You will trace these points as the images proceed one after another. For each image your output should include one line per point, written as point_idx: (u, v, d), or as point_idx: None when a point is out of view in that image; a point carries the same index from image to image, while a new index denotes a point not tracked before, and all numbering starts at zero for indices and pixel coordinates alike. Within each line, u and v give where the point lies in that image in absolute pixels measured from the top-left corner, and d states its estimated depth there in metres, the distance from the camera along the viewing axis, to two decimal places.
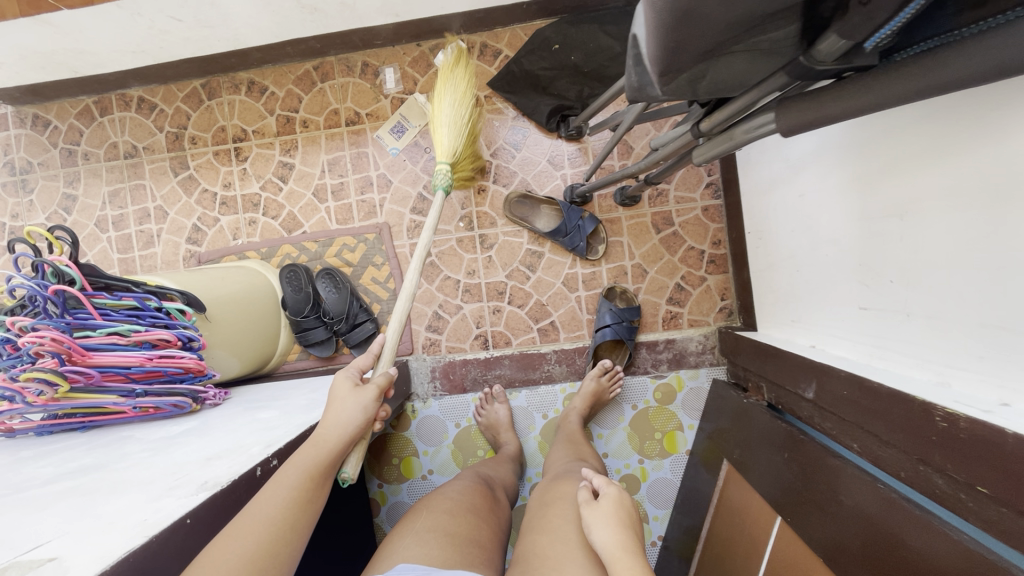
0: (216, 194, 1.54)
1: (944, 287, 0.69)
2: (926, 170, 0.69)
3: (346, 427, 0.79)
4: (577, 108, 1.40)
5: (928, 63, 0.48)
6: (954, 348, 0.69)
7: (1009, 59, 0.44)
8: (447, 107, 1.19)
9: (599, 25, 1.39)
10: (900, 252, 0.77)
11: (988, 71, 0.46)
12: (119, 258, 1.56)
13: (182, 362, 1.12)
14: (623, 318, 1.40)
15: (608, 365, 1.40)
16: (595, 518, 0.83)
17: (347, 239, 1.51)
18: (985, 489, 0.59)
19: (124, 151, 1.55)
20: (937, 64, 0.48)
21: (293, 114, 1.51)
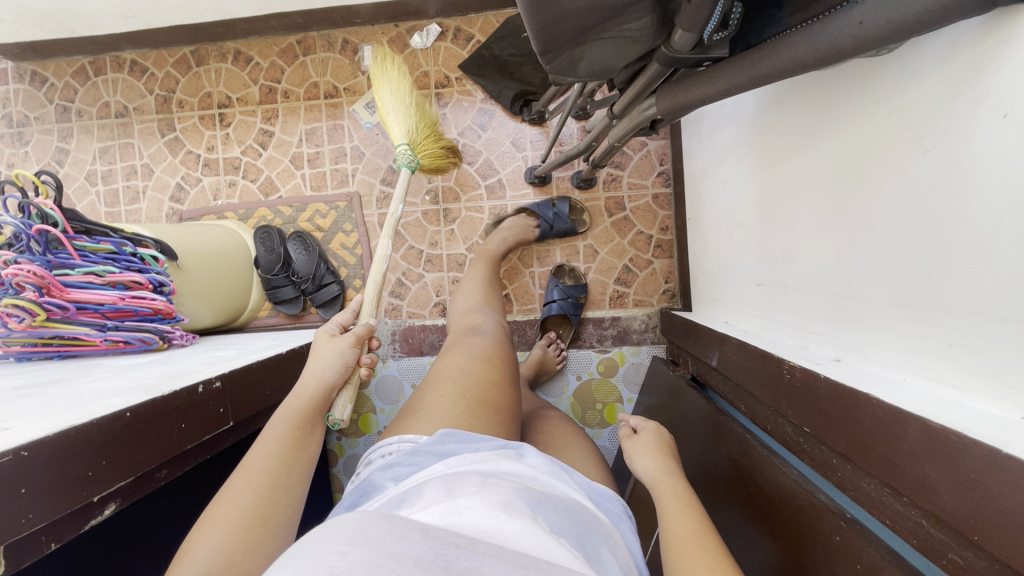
0: (200, 156, 1.64)
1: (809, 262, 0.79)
2: (800, 159, 0.79)
3: (323, 373, 0.85)
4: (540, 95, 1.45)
5: (755, 58, 0.58)
6: (812, 315, 0.79)
7: (808, 59, 0.53)
8: (387, 95, 1.29)
9: None
10: (783, 232, 0.86)
11: (795, 67, 0.55)
12: (106, 211, 1.66)
13: (153, 304, 1.21)
14: (569, 294, 1.50)
15: (552, 335, 1.54)
16: (639, 449, 0.92)
17: (319, 205, 1.60)
18: (809, 429, 0.69)
19: (115, 110, 1.65)
20: (761, 59, 0.57)
21: (276, 85, 1.60)
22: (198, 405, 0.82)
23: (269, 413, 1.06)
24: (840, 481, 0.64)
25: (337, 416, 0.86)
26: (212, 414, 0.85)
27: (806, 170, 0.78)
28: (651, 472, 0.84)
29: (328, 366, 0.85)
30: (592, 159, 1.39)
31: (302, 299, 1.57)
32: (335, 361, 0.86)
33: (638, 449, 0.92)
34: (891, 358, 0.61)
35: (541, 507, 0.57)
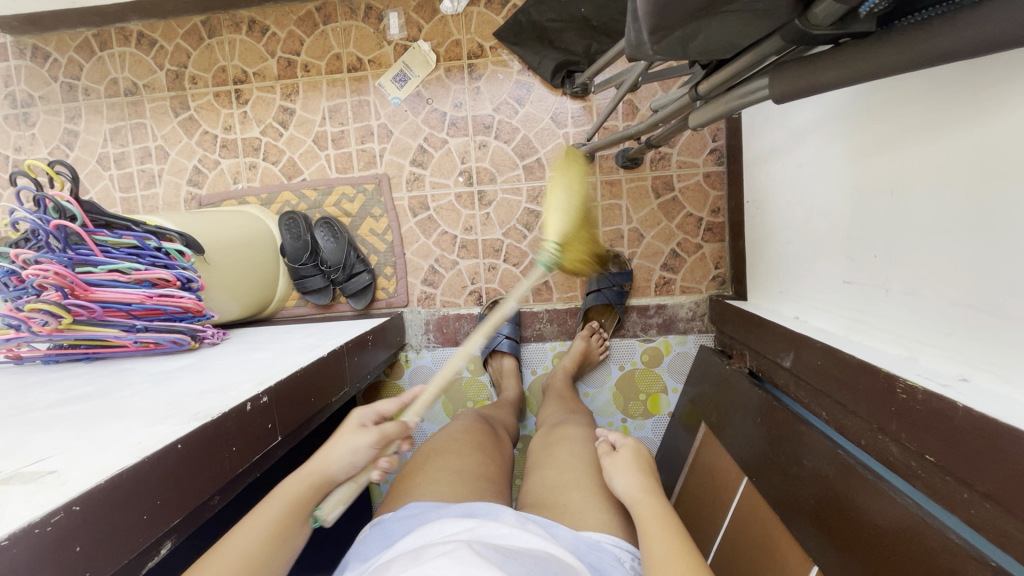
0: (217, 137, 1.53)
1: (922, 265, 0.71)
2: (917, 147, 0.70)
3: (329, 467, 0.74)
4: (583, 65, 1.35)
5: (920, 35, 0.46)
6: (926, 324, 0.71)
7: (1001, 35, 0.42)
8: (559, 204, 0.96)
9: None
10: (884, 228, 0.78)
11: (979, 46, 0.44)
12: (121, 197, 1.57)
13: (181, 303, 1.14)
14: (613, 284, 1.44)
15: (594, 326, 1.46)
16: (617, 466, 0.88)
17: (346, 188, 1.51)
18: (931, 457, 0.63)
19: (124, 88, 1.54)
20: (926, 36, 0.46)
21: (295, 57, 1.48)
22: (247, 424, 0.76)
23: (315, 419, 1.01)
24: (971, 518, 0.58)
25: (319, 516, 0.69)
26: (262, 431, 0.79)
27: (926, 160, 0.68)
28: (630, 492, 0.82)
29: (335, 464, 0.74)
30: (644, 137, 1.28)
31: (333, 288, 1.50)
32: (346, 458, 0.75)
33: (621, 467, 0.88)
34: None
35: (504, 558, 0.59)
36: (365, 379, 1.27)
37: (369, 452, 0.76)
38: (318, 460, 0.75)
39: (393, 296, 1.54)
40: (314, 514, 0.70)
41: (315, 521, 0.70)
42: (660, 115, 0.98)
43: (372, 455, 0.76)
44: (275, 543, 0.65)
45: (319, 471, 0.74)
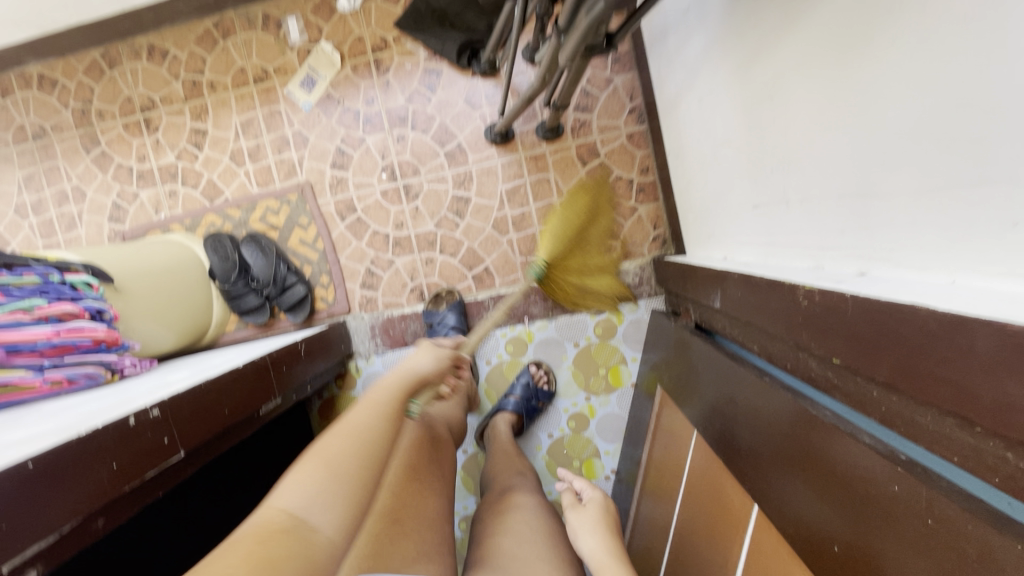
0: (132, 168, 1.50)
1: (811, 171, 0.67)
2: (788, 46, 0.66)
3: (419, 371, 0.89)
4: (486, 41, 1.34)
5: None
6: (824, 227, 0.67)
7: None
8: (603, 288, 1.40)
9: None
10: (773, 141, 0.75)
11: None
12: (44, 243, 1.53)
13: (93, 333, 1.11)
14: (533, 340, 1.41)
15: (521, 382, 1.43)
16: (581, 523, 0.96)
17: (269, 201, 1.47)
18: (839, 360, 0.58)
19: (32, 132, 1.50)
20: None
21: (199, 77, 1.45)
22: (131, 439, 0.70)
23: (234, 434, 0.96)
24: (885, 416, 0.53)
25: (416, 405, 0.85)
26: (154, 448, 0.74)
27: (796, 58, 0.65)
28: (595, 554, 0.90)
29: (420, 363, 0.90)
30: (552, 102, 1.25)
31: (269, 306, 1.46)
32: (425, 358, 0.91)
33: (585, 525, 0.96)
34: (933, 257, 0.49)
35: None
36: (302, 390, 1.23)
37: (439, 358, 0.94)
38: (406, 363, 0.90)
39: (333, 305, 1.49)
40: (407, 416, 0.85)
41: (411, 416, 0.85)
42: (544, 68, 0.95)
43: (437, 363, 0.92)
44: (354, 450, 0.70)
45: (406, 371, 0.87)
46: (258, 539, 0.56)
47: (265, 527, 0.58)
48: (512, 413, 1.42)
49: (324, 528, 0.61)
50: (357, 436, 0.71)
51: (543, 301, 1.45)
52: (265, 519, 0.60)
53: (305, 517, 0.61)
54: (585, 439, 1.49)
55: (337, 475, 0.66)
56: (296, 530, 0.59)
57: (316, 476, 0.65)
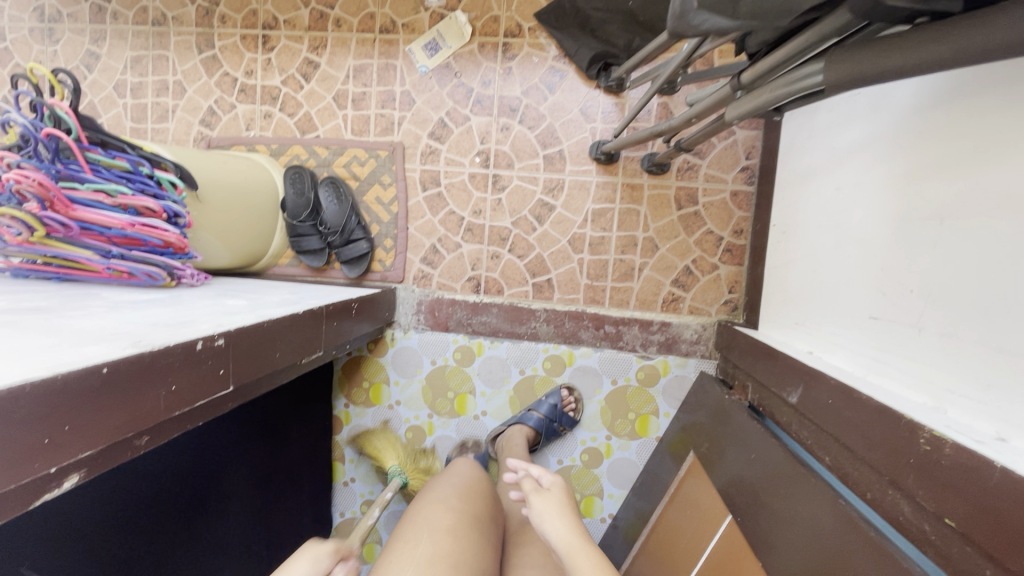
0: (236, 80, 1.49)
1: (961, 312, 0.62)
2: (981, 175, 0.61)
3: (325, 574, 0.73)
4: (622, 59, 1.29)
5: (994, 18, 0.40)
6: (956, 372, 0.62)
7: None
8: None
9: None
10: (920, 261, 0.70)
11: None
12: (131, 126, 1.55)
13: (165, 236, 1.09)
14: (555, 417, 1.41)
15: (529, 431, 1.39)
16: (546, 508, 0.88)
17: (358, 151, 1.45)
18: (951, 522, 0.54)
19: (153, 17, 1.51)
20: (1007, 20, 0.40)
21: (328, 11, 1.44)
22: (194, 364, 0.69)
23: (276, 379, 0.94)
24: None
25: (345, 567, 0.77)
26: (210, 377, 0.73)
27: (989, 189, 0.60)
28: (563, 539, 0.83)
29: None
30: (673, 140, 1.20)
31: (328, 252, 1.45)
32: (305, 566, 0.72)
33: (551, 510, 0.88)
34: None
35: None
36: (343, 348, 1.21)
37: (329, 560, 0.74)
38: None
39: (388, 270, 1.47)
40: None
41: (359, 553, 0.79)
42: (693, 111, 0.91)
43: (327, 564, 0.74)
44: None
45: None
46: None
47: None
48: (531, 429, 1.39)
49: None
50: None
51: (594, 330, 1.42)
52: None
53: None
54: (593, 475, 1.46)
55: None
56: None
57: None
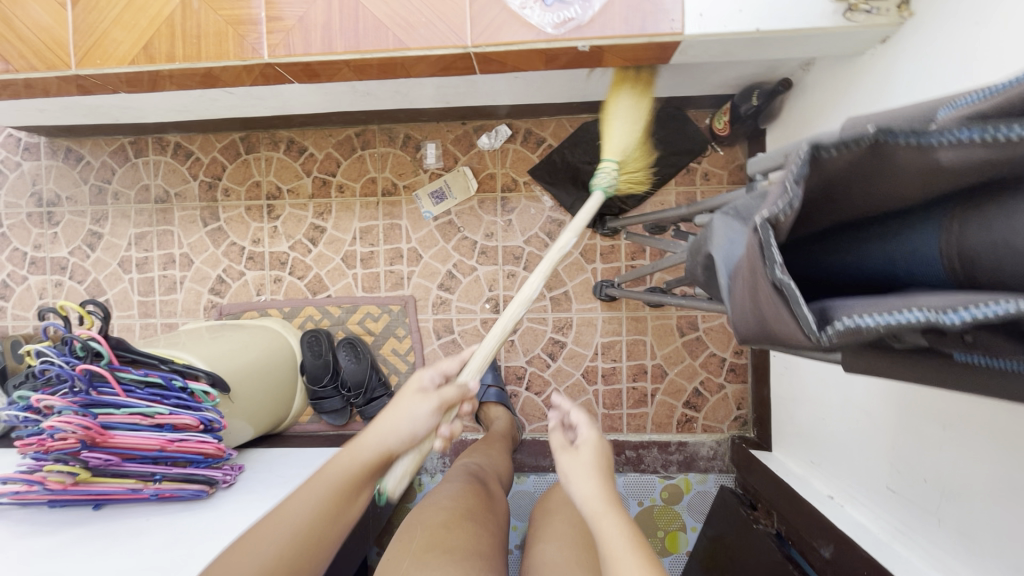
0: (244, 248, 1.54)
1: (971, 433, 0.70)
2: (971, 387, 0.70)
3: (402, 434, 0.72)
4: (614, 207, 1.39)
5: None
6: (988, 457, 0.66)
7: None
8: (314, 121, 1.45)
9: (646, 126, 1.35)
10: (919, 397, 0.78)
11: None
12: (138, 300, 1.57)
13: (201, 448, 1.11)
14: None
15: None
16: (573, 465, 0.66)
17: (371, 307, 1.51)
18: None
19: (156, 195, 1.56)
20: None
21: (330, 178, 1.52)
22: None
23: None
24: None
25: (384, 491, 0.72)
26: None
27: (983, 419, 0.70)
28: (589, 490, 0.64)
29: (393, 442, 0.72)
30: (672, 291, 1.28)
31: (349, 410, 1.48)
32: (407, 424, 0.72)
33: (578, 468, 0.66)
34: None
35: None
36: None
37: (432, 416, 0.72)
38: (371, 432, 0.72)
39: None
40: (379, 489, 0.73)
41: (380, 495, 0.73)
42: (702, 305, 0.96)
43: (433, 420, 0.73)
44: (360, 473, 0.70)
45: (371, 450, 0.71)
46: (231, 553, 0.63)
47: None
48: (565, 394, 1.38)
49: None
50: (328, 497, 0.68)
51: (617, 457, 1.47)
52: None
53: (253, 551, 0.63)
54: None
55: (302, 531, 0.65)
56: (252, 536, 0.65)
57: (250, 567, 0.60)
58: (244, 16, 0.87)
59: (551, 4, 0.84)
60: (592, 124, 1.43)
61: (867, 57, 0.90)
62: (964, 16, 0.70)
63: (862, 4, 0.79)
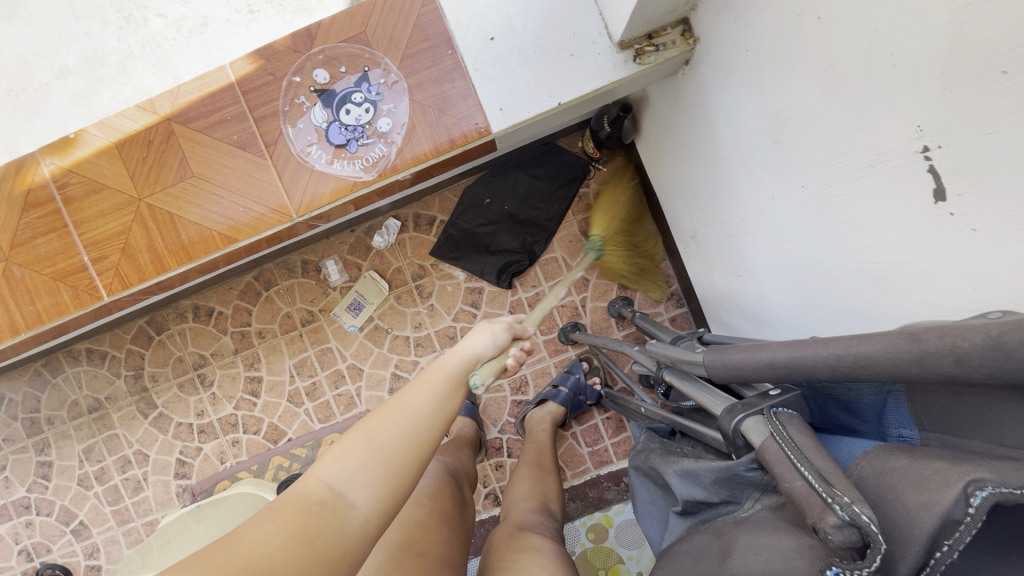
0: (192, 424, 1.52)
1: (885, 265, 0.57)
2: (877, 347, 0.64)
3: (471, 356, 0.64)
4: (524, 258, 1.42)
5: None
6: (920, 289, 0.53)
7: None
8: None
9: (523, 169, 1.38)
10: (821, 270, 0.70)
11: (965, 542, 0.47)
12: (110, 510, 1.54)
13: None
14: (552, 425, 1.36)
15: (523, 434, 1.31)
16: None
17: (334, 436, 1.49)
18: None
19: (87, 405, 1.53)
20: None
21: (247, 328, 1.50)
22: None
23: None
24: None
25: (480, 380, 0.65)
26: None
27: None
28: None
29: (482, 350, 0.66)
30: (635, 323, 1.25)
31: None
32: (485, 339, 0.68)
33: None
34: None
35: None
36: None
37: (507, 336, 0.70)
38: (461, 346, 0.65)
39: None
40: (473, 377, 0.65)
41: (474, 386, 0.65)
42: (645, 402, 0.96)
43: (508, 338, 0.71)
44: (450, 388, 0.58)
45: (464, 358, 0.63)
46: (272, 523, 0.42)
47: (305, 497, 0.45)
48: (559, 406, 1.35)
49: (362, 505, 0.45)
50: (409, 421, 0.51)
51: (616, 487, 1.45)
52: (305, 488, 0.46)
53: (346, 492, 0.46)
54: None
55: (418, 424, 0.52)
56: (322, 505, 0.44)
57: (363, 455, 0.48)
58: (72, 265, 0.85)
59: (355, 150, 0.82)
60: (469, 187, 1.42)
61: (681, 78, 0.91)
62: (734, 46, 0.72)
63: (648, 46, 0.80)
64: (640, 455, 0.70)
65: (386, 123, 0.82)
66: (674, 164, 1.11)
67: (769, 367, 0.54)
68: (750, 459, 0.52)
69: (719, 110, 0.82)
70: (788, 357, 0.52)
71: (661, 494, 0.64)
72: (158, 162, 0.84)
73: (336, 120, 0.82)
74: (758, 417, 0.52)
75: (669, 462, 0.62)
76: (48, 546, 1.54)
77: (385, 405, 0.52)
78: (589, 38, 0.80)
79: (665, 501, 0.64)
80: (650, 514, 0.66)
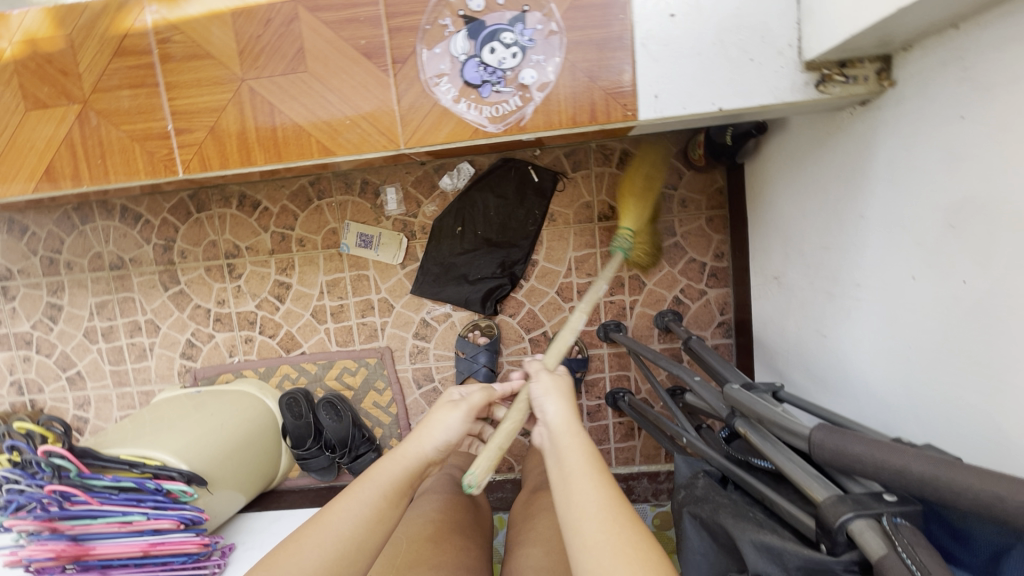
0: (210, 311, 1.48)
1: None
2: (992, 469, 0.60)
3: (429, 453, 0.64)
4: (502, 275, 1.39)
5: None
6: None
7: None
8: None
9: (544, 186, 1.36)
10: (960, 377, 0.64)
11: None
12: (110, 369, 1.53)
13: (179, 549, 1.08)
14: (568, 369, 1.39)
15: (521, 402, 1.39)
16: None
17: (347, 362, 1.48)
18: None
19: (110, 261, 1.48)
20: None
21: (289, 232, 1.44)
22: None
23: None
24: None
25: (474, 482, 0.63)
26: None
27: None
28: None
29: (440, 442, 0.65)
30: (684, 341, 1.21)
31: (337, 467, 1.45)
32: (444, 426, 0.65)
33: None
34: None
35: None
36: None
37: (467, 423, 0.67)
38: (415, 438, 0.65)
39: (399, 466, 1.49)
40: (467, 482, 0.63)
41: (469, 485, 0.63)
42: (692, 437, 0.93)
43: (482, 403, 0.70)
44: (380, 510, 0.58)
45: (415, 453, 0.63)
46: None
47: None
48: None
49: None
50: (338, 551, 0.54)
51: None
52: None
53: None
54: None
55: (342, 548, 0.55)
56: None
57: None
58: (151, 129, 0.79)
59: (487, 96, 0.74)
60: (503, 165, 1.37)
61: (844, 117, 0.83)
62: (945, 107, 0.64)
63: (837, 75, 0.70)
64: (700, 504, 0.68)
65: (530, 75, 0.74)
66: (789, 202, 1.03)
67: (896, 474, 0.50)
68: (849, 561, 0.49)
69: (883, 168, 0.75)
70: (926, 473, 0.48)
71: (721, 552, 0.63)
72: (272, 45, 0.75)
73: (477, 56, 0.73)
74: (870, 521, 0.49)
75: (743, 528, 0.60)
76: (41, 385, 1.54)
77: (304, 524, 0.56)
78: (775, 47, 0.71)
79: (721, 559, 0.63)
80: (697, 564, 0.66)
